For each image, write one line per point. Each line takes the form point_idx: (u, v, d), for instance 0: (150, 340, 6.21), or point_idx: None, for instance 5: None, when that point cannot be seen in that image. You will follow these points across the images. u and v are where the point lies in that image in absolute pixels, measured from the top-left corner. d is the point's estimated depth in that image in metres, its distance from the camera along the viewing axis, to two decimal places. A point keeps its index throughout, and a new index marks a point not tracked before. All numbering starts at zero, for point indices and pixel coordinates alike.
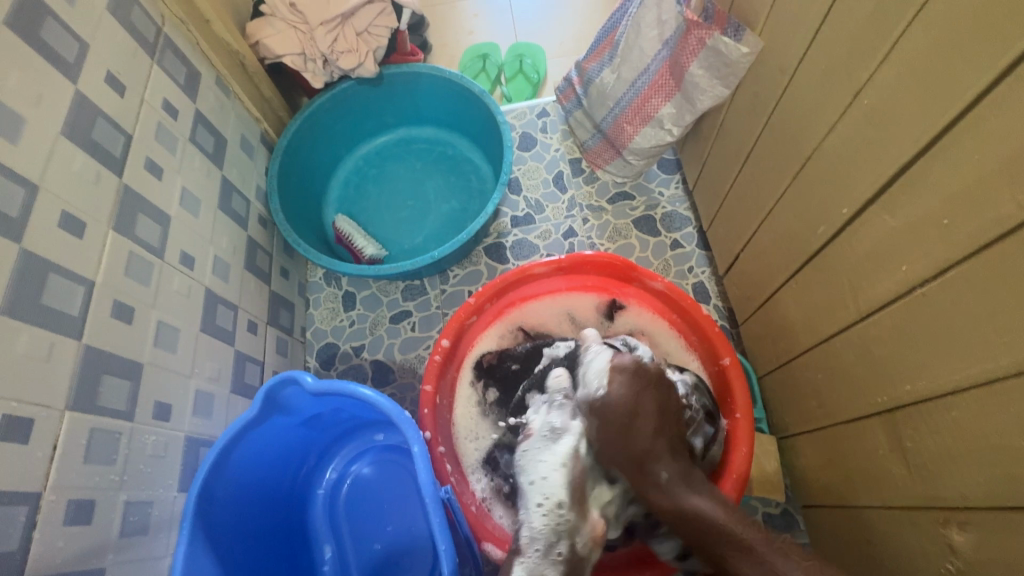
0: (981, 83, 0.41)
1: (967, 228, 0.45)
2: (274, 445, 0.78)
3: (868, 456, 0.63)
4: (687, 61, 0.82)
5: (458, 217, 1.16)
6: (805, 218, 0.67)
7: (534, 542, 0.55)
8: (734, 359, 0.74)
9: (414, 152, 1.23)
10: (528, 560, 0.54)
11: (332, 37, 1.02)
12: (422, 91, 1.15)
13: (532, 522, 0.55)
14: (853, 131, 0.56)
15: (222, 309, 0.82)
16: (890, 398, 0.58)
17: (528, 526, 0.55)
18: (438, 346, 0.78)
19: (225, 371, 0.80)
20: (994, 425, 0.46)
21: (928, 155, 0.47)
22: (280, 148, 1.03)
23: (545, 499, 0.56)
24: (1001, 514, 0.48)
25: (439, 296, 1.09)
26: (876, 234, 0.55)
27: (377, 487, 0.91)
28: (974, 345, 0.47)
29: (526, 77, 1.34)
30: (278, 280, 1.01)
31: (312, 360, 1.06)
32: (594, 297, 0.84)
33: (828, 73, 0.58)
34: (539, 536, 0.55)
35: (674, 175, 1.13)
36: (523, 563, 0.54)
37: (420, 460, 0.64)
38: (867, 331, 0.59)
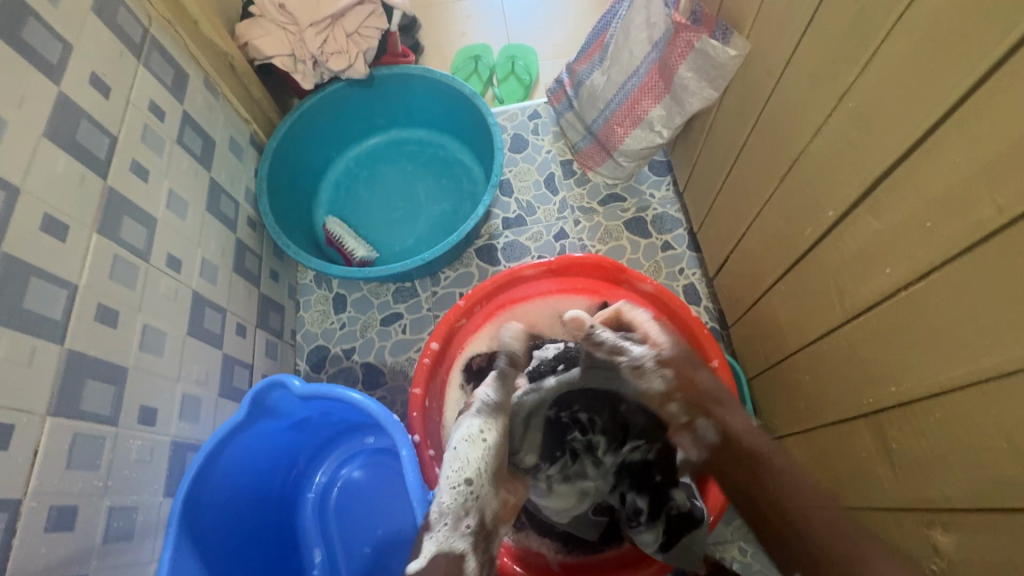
0: (961, 87, 0.42)
1: (949, 231, 0.45)
2: (263, 448, 0.78)
3: (855, 457, 0.63)
4: (676, 63, 0.82)
5: (450, 219, 1.16)
6: (792, 220, 0.67)
7: (445, 516, 0.54)
8: (723, 362, 0.74)
9: (405, 153, 1.22)
10: (438, 533, 0.53)
11: (322, 38, 1.02)
12: (413, 93, 1.15)
13: (442, 498, 0.55)
14: (838, 134, 0.56)
15: (210, 312, 0.81)
16: (876, 400, 0.58)
17: (438, 503, 0.55)
18: (427, 349, 0.78)
19: (213, 374, 0.80)
20: (976, 426, 0.47)
21: (911, 158, 0.48)
22: (269, 150, 1.02)
23: (456, 475, 0.56)
24: (982, 514, 0.48)
25: (430, 298, 1.09)
26: (861, 237, 0.55)
27: (368, 490, 0.91)
28: (956, 347, 0.47)
29: (518, 78, 1.34)
30: (268, 283, 1.01)
31: (302, 362, 1.06)
32: (585, 299, 0.84)
33: (814, 77, 0.58)
34: (450, 511, 0.54)
35: (666, 177, 1.13)
36: (433, 537, 0.53)
37: (408, 464, 0.63)
38: (853, 333, 0.59)
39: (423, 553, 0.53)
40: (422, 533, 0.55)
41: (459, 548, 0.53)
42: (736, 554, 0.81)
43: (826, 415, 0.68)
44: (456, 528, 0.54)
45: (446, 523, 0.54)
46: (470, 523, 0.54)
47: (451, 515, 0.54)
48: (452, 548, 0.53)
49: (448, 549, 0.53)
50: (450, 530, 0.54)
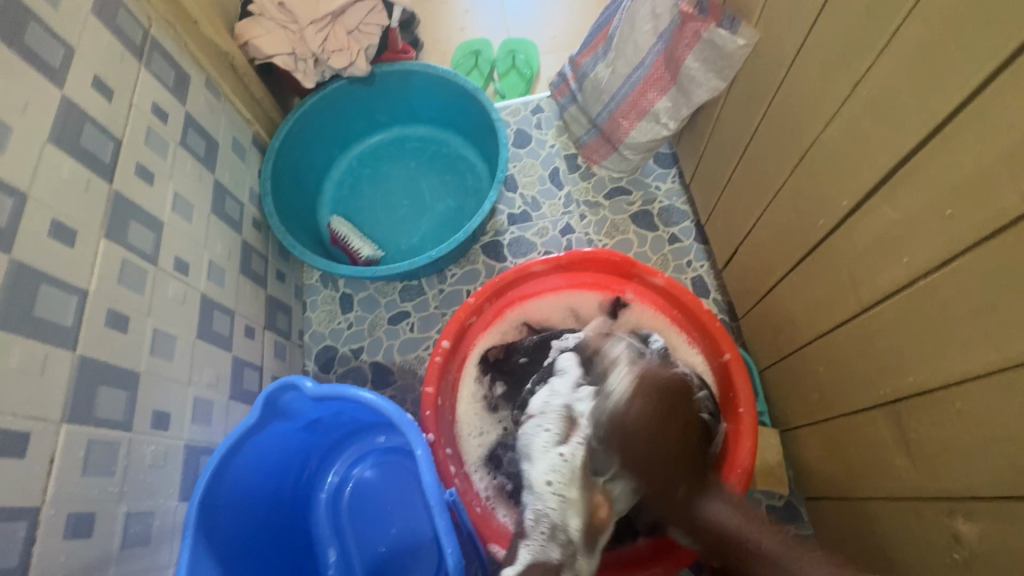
0: (983, 72, 0.41)
1: (967, 220, 0.45)
2: (275, 450, 0.77)
3: (872, 447, 0.62)
4: (682, 54, 0.82)
5: (455, 216, 1.15)
6: (803, 210, 0.67)
7: (538, 525, 0.59)
8: (736, 355, 0.73)
9: (408, 151, 1.22)
10: (534, 542, 0.58)
11: (323, 36, 1.01)
12: (414, 89, 1.14)
13: (536, 509, 0.60)
14: (850, 123, 0.55)
15: (218, 314, 0.81)
16: (892, 390, 0.57)
17: (532, 513, 0.60)
18: (438, 347, 0.77)
19: (223, 377, 0.79)
20: (998, 416, 0.46)
21: (933, 144, 0.46)
22: (273, 151, 1.02)
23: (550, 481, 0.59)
24: (1006, 504, 0.47)
25: (437, 296, 1.09)
26: (877, 226, 0.55)
27: (380, 489, 0.91)
28: (976, 336, 0.46)
29: (519, 73, 1.33)
30: (274, 284, 1.01)
31: (310, 363, 1.06)
32: (596, 295, 0.83)
33: (825, 65, 0.58)
34: (545, 520, 0.58)
35: (671, 169, 1.13)
36: (528, 546, 0.59)
37: (423, 463, 0.63)
38: (868, 323, 0.58)
39: (520, 558, 0.58)
40: (517, 539, 0.61)
41: (554, 557, 0.57)
42: None
43: (842, 407, 0.67)
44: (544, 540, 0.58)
45: (543, 533, 0.58)
46: (563, 538, 0.58)
47: (549, 531, 0.58)
48: (547, 557, 0.57)
49: (544, 558, 0.57)
50: (545, 541, 0.58)
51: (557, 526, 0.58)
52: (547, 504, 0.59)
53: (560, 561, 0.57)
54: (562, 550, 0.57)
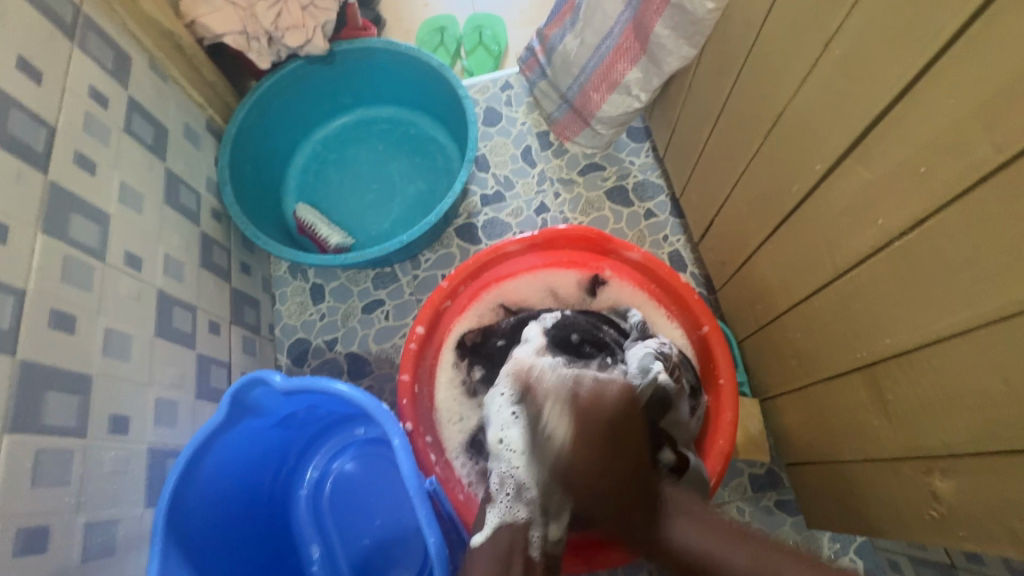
0: (956, 22, 0.39)
1: (941, 178, 0.44)
2: (248, 449, 0.75)
3: (850, 411, 0.62)
4: (651, 20, 0.79)
5: (426, 199, 1.11)
6: (778, 177, 0.66)
7: (504, 488, 0.58)
8: (714, 326, 0.72)
9: (374, 134, 1.17)
10: (500, 505, 0.57)
11: (276, 11, 0.95)
12: (378, 68, 1.10)
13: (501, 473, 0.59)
14: (823, 84, 0.54)
15: (178, 310, 0.77)
16: (868, 353, 0.57)
17: (497, 477, 0.59)
18: (413, 333, 0.75)
19: (188, 376, 0.76)
20: (974, 374, 0.46)
21: (908, 100, 0.45)
22: (229, 137, 0.97)
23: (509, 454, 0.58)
24: (983, 459, 0.47)
25: (412, 282, 1.06)
26: (851, 189, 0.54)
27: (362, 481, 0.89)
28: (952, 295, 0.46)
29: (487, 49, 1.29)
30: (239, 277, 0.96)
31: (283, 357, 1.02)
32: (573, 273, 0.81)
33: (796, 24, 0.56)
34: (510, 480, 0.57)
35: (645, 143, 1.11)
36: (494, 510, 0.57)
37: (401, 453, 0.61)
38: (844, 288, 0.58)
39: (487, 523, 0.57)
40: (484, 506, 0.59)
41: (522, 516, 0.56)
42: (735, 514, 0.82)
43: (819, 372, 0.67)
44: (511, 501, 0.57)
45: (506, 495, 0.57)
46: (527, 498, 0.56)
47: (514, 492, 0.57)
48: (514, 519, 0.56)
49: (511, 520, 0.56)
50: (511, 503, 0.57)
51: (523, 485, 0.57)
52: (510, 464, 0.58)
53: (528, 520, 0.55)
54: (529, 508, 0.56)
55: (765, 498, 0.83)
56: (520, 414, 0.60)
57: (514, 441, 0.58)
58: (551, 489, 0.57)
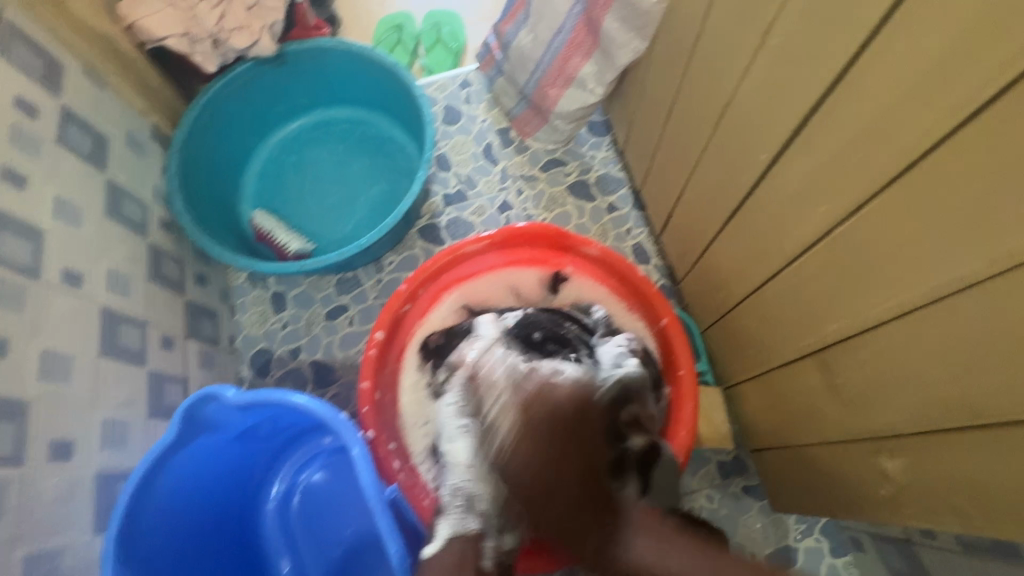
0: (880, 10, 0.40)
1: (875, 165, 0.44)
2: (207, 467, 0.72)
3: (805, 396, 0.63)
4: (600, 14, 0.79)
5: (387, 200, 1.09)
6: (728, 167, 0.66)
7: (456, 497, 0.58)
8: (673, 318, 0.73)
9: (332, 136, 1.14)
10: (452, 515, 0.57)
11: (219, 12, 0.92)
12: (331, 67, 1.07)
13: (453, 482, 0.59)
14: (764, 74, 0.55)
15: (126, 327, 0.74)
16: (819, 338, 0.58)
17: (449, 486, 0.59)
18: (372, 339, 0.74)
19: (139, 395, 0.73)
20: (913, 355, 0.47)
21: (842, 88, 0.45)
22: (176, 144, 0.93)
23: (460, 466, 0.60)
24: (926, 438, 0.48)
25: (375, 286, 1.04)
26: (794, 178, 0.54)
27: (331, 492, 0.87)
28: (891, 278, 0.46)
29: (445, 46, 1.28)
30: (194, 289, 0.93)
31: (245, 369, 1.00)
32: (534, 271, 0.80)
33: (736, 16, 0.56)
34: (462, 492, 0.58)
35: (605, 137, 1.11)
36: (446, 520, 0.57)
37: (360, 463, 0.60)
38: (793, 275, 0.59)
39: (439, 534, 0.57)
40: (435, 517, 0.59)
41: (474, 527, 0.57)
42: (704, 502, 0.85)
43: (776, 359, 0.68)
44: (466, 508, 0.58)
45: (460, 503, 0.58)
46: (481, 509, 0.58)
47: (465, 502, 0.58)
48: (466, 528, 0.57)
49: (462, 530, 0.56)
50: (462, 514, 0.57)
51: (473, 497, 0.58)
52: (461, 476, 0.59)
53: (479, 530, 0.57)
54: (482, 519, 0.57)
55: (732, 484, 0.86)
56: (468, 428, 0.62)
57: (465, 452, 0.60)
58: (500, 502, 0.58)
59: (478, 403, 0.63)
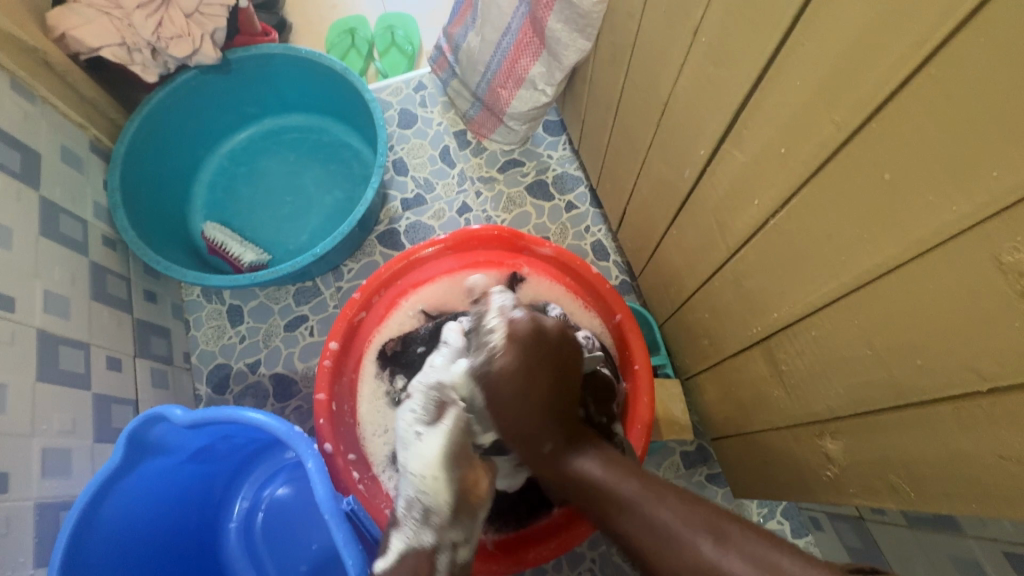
0: (791, 9, 0.41)
1: (798, 158, 0.45)
2: (160, 489, 0.70)
3: (755, 384, 0.65)
4: (543, 15, 0.80)
5: (344, 207, 1.07)
6: (671, 163, 0.67)
7: (410, 510, 0.53)
8: (627, 314, 0.74)
9: (284, 144, 1.12)
10: (405, 529, 0.52)
11: (155, 20, 0.89)
12: (280, 74, 1.05)
13: (407, 495, 0.54)
14: (697, 71, 0.56)
15: (66, 349, 0.71)
16: (763, 327, 0.59)
17: (404, 500, 0.54)
18: (326, 350, 0.72)
19: (83, 420, 0.70)
20: (843, 340, 0.48)
21: (764, 84, 0.47)
22: (117, 158, 0.90)
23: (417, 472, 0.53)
24: (860, 419, 0.50)
25: (335, 294, 1.02)
26: (730, 172, 0.55)
27: (297, 507, 0.85)
28: (820, 268, 0.47)
29: (400, 50, 1.26)
30: (142, 306, 0.90)
31: (202, 386, 0.97)
32: (490, 273, 0.80)
33: (669, 14, 0.57)
34: (417, 505, 0.53)
35: (561, 136, 1.11)
36: (399, 534, 0.52)
37: (315, 476, 0.60)
38: (736, 267, 0.60)
39: (389, 549, 0.52)
40: (389, 531, 0.54)
41: (428, 541, 0.51)
42: None
43: (727, 349, 0.69)
44: (415, 518, 0.52)
45: (414, 516, 0.52)
46: (437, 519, 0.52)
47: (419, 512, 0.52)
48: (420, 542, 0.51)
49: (416, 544, 0.51)
50: (418, 526, 0.52)
51: (430, 509, 0.52)
52: (417, 487, 0.53)
53: (434, 544, 0.51)
54: (436, 529, 0.51)
55: (697, 473, 0.88)
56: (425, 435, 0.55)
57: (421, 462, 0.54)
58: (459, 508, 0.53)
59: (437, 411, 0.56)
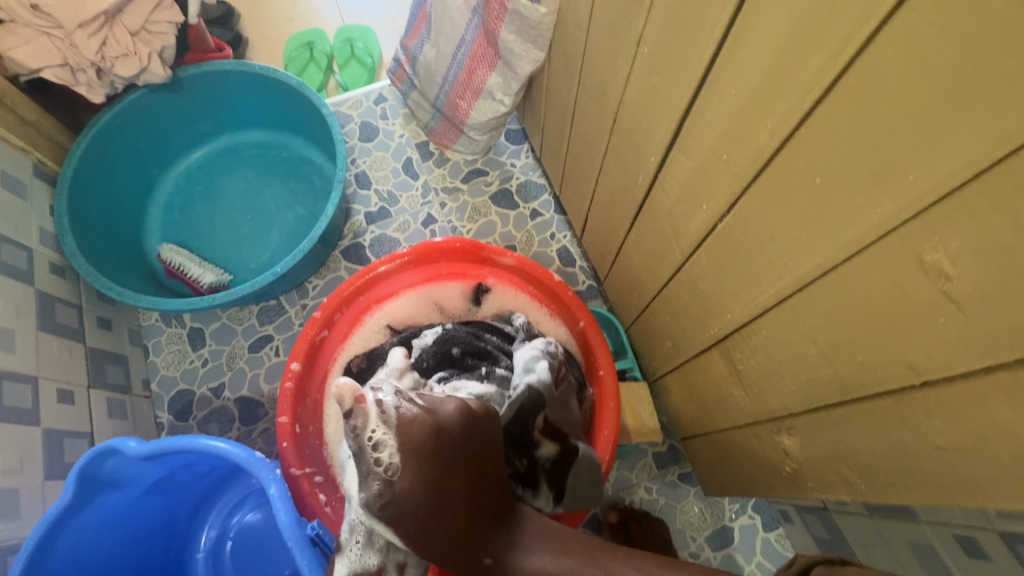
0: (722, 20, 0.42)
1: (739, 163, 0.47)
2: (117, 524, 0.68)
3: (717, 383, 0.66)
4: (495, 26, 0.80)
5: (306, 224, 1.06)
6: (626, 170, 0.68)
7: (355, 534, 0.53)
8: (590, 320, 0.75)
9: (243, 161, 1.10)
10: (349, 554, 0.53)
11: (99, 39, 0.86)
12: (234, 90, 1.03)
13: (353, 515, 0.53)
14: (642, 80, 0.57)
15: (10, 385, 0.68)
16: (720, 328, 0.60)
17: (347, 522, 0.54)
18: (288, 370, 0.72)
19: (31, 458, 0.68)
20: (791, 340, 0.50)
21: (703, 92, 0.48)
22: (64, 181, 0.87)
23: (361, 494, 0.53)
24: (812, 416, 0.51)
25: (300, 312, 1.01)
26: (679, 178, 0.57)
27: (267, 533, 0.83)
28: (765, 269, 0.49)
29: (360, 62, 1.25)
30: (96, 334, 0.87)
31: (164, 414, 0.94)
32: (455, 285, 0.80)
33: (613, 26, 0.59)
34: (360, 527, 0.53)
35: (523, 144, 1.12)
36: (343, 559, 0.53)
37: (278, 502, 0.58)
38: (692, 270, 0.61)
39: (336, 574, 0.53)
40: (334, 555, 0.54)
41: (372, 564, 0.52)
42: (643, 493, 0.88)
43: (689, 350, 0.70)
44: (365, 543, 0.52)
45: (358, 542, 0.53)
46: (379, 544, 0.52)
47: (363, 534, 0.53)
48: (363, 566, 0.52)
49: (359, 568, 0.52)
50: (361, 549, 0.53)
51: (374, 531, 0.52)
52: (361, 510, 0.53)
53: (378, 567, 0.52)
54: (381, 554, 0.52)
55: (670, 473, 0.89)
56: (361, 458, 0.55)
57: (366, 480, 0.53)
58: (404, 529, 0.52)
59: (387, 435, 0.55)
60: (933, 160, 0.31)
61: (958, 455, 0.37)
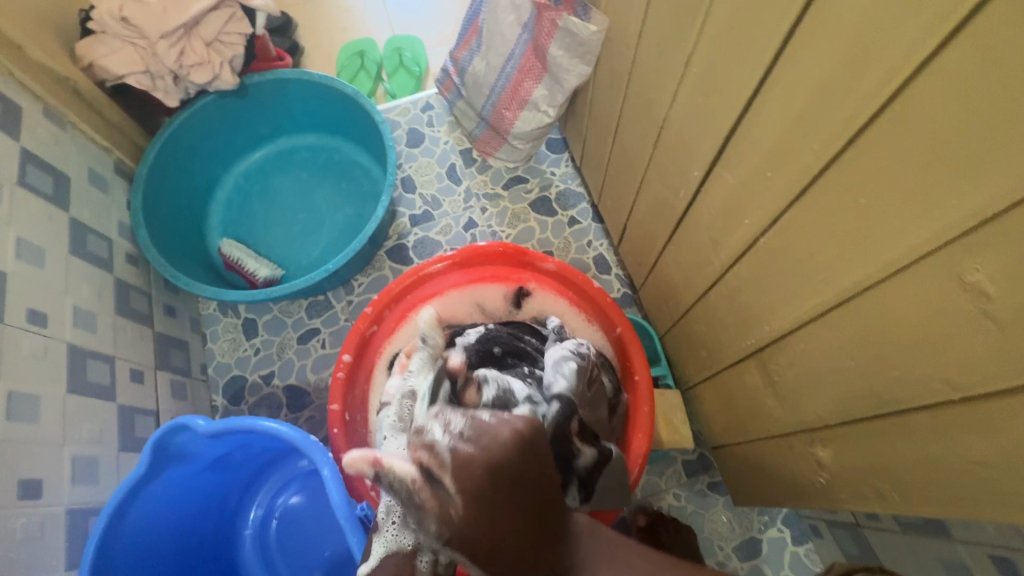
0: (772, 47, 0.45)
1: (783, 181, 0.49)
2: (182, 495, 0.74)
3: (751, 392, 0.67)
4: (545, 42, 0.85)
5: (355, 224, 1.11)
6: (668, 183, 0.71)
7: (390, 517, 0.54)
8: (627, 326, 0.77)
9: (297, 163, 1.17)
10: (385, 535, 0.53)
11: (178, 50, 0.93)
12: (293, 97, 1.10)
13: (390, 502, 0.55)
14: (689, 98, 0.59)
15: (93, 363, 0.75)
16: (756, 340, 0.62)
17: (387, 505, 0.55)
18: (339, 362, 0.76)
19: (109, 430, 0.74)
20: (828, 353, 0.51)
21: (750, 113, 0.50)
22: (141, 178, 0.95)
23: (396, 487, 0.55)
24: (845, 428, 0.52)
25: (346, 308, 1.06)
26: (721, 193, 0.59)
27: (309, 515, 0.88)
28: (806, 284, 0.50)
29: (408, 70, 1.31)
30: (163, 320, 0.94)
31: (218, 397, 1.00)
32: (496, 288, 0.84)
33: (662, 47, 0.62)
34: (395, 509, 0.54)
35: (563, 154, 1.15)
36: (380, 539, 0.53)
37: (330, 482, 0.63)
38: (730, 282, 0.63)
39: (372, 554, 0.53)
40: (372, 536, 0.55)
41: (407, 545, 0.51)
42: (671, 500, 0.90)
43: (723, 360, 0.72)
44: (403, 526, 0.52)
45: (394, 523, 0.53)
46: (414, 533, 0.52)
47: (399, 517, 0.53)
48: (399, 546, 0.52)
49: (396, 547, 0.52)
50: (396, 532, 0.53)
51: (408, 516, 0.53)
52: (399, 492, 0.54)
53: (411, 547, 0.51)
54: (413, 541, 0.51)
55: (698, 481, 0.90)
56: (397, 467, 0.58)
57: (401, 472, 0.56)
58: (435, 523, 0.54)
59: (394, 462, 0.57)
60: (973, 186, 0.33)
61: (992, 470, 0.39)
